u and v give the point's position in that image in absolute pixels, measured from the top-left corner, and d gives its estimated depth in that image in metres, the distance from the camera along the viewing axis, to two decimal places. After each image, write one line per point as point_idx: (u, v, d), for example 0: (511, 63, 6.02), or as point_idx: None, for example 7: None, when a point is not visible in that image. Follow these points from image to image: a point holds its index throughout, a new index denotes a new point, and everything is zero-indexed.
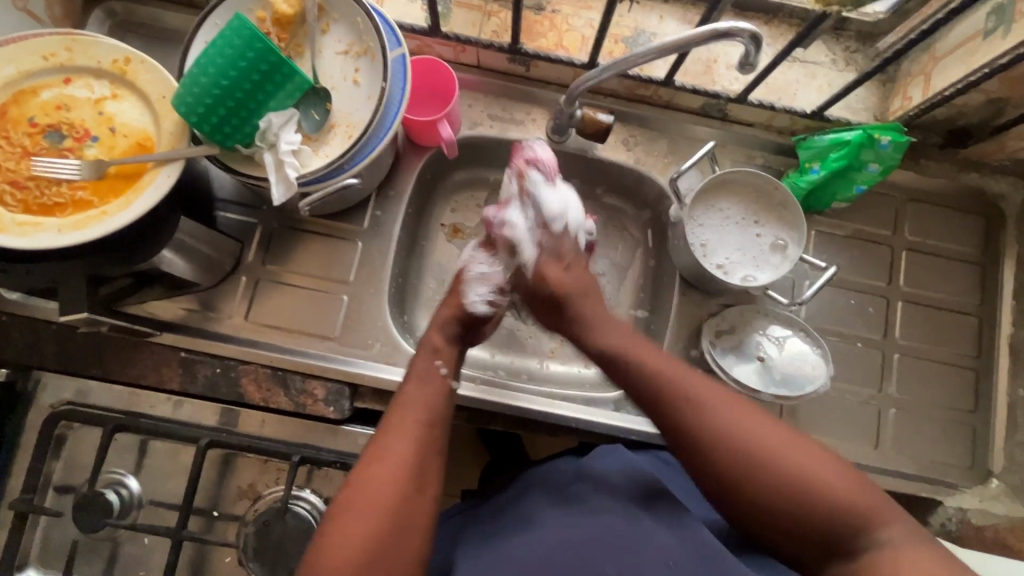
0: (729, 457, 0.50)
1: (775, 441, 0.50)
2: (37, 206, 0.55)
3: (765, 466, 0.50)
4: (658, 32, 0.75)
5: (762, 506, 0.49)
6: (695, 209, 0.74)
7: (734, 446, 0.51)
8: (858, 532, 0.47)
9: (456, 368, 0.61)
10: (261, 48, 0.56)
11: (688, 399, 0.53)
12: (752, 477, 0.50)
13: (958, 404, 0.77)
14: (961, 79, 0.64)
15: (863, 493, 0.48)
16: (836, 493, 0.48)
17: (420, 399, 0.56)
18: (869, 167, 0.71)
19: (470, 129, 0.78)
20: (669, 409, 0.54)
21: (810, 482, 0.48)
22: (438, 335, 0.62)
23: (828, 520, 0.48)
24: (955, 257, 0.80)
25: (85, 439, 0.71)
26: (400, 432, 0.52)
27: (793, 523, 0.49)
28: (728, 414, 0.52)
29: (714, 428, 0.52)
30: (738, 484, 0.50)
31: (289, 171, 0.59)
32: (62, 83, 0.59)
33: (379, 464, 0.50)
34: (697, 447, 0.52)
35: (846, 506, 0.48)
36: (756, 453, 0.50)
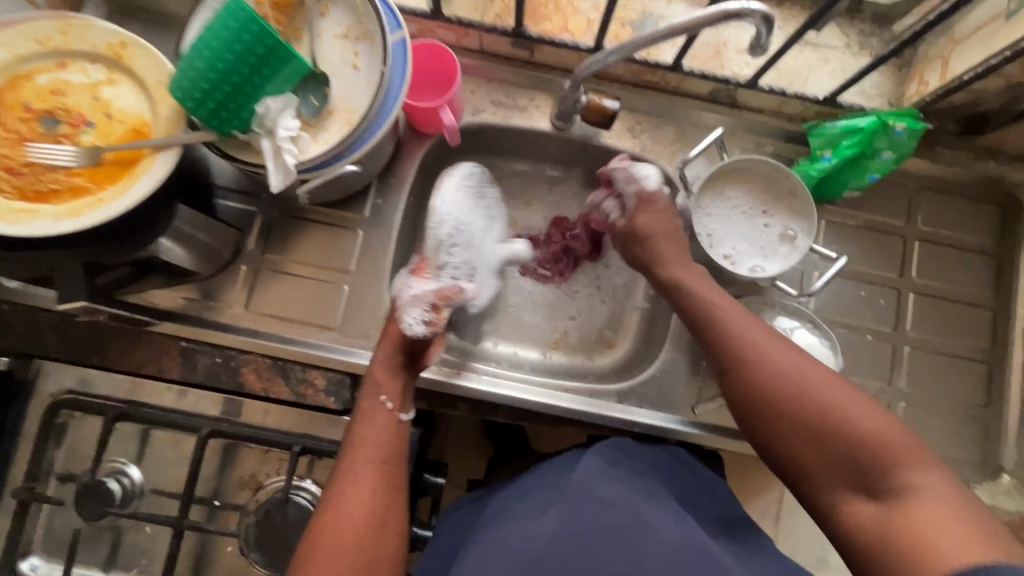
0: (759, 378, 0.57)
1: (810, 373, 0.55)
2: (32, 193, 0.55)
3: (795, 390, 0.55)
4: (665, 15, 0.73)
5: (786, 426, 0.55)
6: (702, 197, 0.72)
7: (768, 369, 0.57)
8: (879, 465, 0.50)
9: (402, 398, 0.63)
10: (257, 30, 0.54)
11: (729, 329, 0.61)
12: (778, 399, 0.56)
13: (969, 397, 0.76)
14: (978, 66, 0.61)
15: (890, 435, 0.51)
16: (860, 423, 0.52)
17: (368, 440, 0.58)
18: (882, 155, 0.69)
19: (473, 116, 0.76)
20: (713, 334, 0.62)
21: (835, 412, 0.53)
22: (381, 369, 0.62)
23: (848, 449, 0.52)
24: (969, 248, 0.78)
25: (85, 428, 0.70)
26: (354, 475, 0.56)
27: (812, 448, 0.53)
28: (765, 341, 0.59)
29: (749, 351, 0.58)
30: (765, 403, 0.56)
31: (288, 158, 0.58)
32: (57, 68, 0.58)
33: (339, 510, 0.54)
34: (733, 368, 0.59)
35: (868, 437, 0.51)
36: (786, 377, 0.56)
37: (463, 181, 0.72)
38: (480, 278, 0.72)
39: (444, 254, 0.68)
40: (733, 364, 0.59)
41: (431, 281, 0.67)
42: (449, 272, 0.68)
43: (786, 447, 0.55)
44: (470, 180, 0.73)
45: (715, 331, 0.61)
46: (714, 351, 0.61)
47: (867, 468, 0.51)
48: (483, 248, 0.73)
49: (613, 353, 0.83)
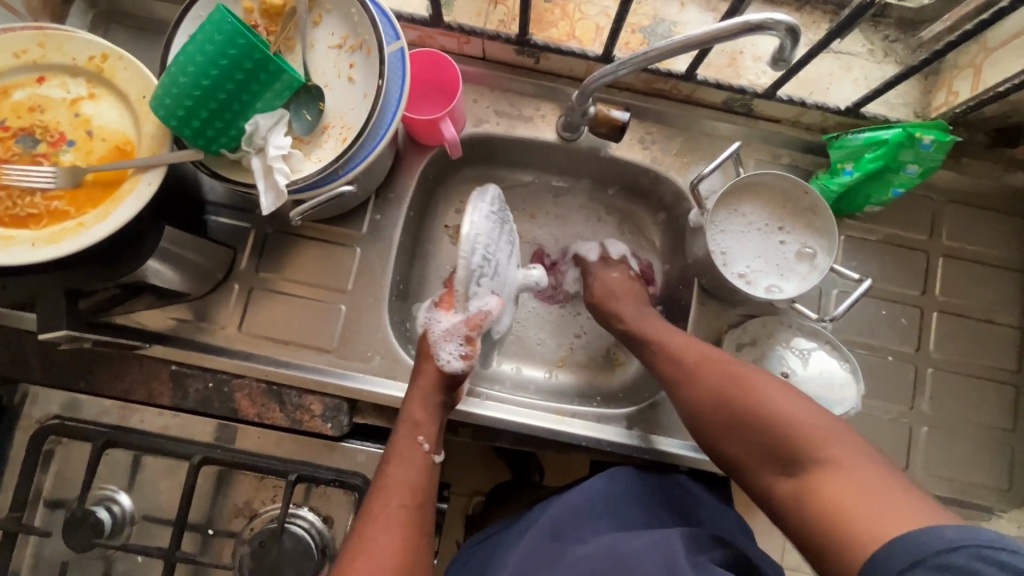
0: (686, 386, 0.61)
1: (729, 373, 0.58)
2: (9, 218, 0.52)
3: (717, 393, 0.58)
4: (678, 21, 0.69)
5: (714, 425, 0.58)
6: (716, 213, 0.68)
7: (693, 376, 0.61)
8: (795, 447, 0.51)
9: (438, 439, 0.61)
10: (244, 44, 0.51)
11: (660, 345, 0.66)
12: (704, 402, 0.59)
13: (994, 421, 0.72)
14: (1018, 74, 0.57)
15: (808, 419, 0.52)
16: (774, 411, 0.53)
17: (401, 481, 0.56)
18: (907, 168, 0.65)
19: (475, 126, 0.72)
20: (648, 352, 0.67)
21: (748, 405, 0.55)
22: (420, 409, 0.61)
23: (769, 438, 0.53)
24: (995, 265, 0.74)
25: (75, 454, 0.68)
26: (384, 516, 0.53)
27: (738, 444, 0.55)
28: (691, 350, 0.63)
29: (675, 362, 0.63)
30: (693, 408, 0.60)
31: (279, 178, 0.55)
32: (35, 82, 0.55)
33: (368, 553, 0.51)
34: (666, 379, 0.64)
35: (784, 423, 0.52)
36: (706, 378, 0.60)
37: (491, 207, 0.64)
38: (506, 302, 0.69)
39: (473, 287, 0.62)
40: (667, 374, 0.63)
41: (457, 315, 0.65)
42: (476, 301, 0.64)
43: (721, 446, 0.57)
44: (495, 205, 0.65)
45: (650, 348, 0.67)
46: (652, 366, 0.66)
47: (789, 453, 0.51)
48: (508, 277, 0.69)
49: (621, 371, 0.80)
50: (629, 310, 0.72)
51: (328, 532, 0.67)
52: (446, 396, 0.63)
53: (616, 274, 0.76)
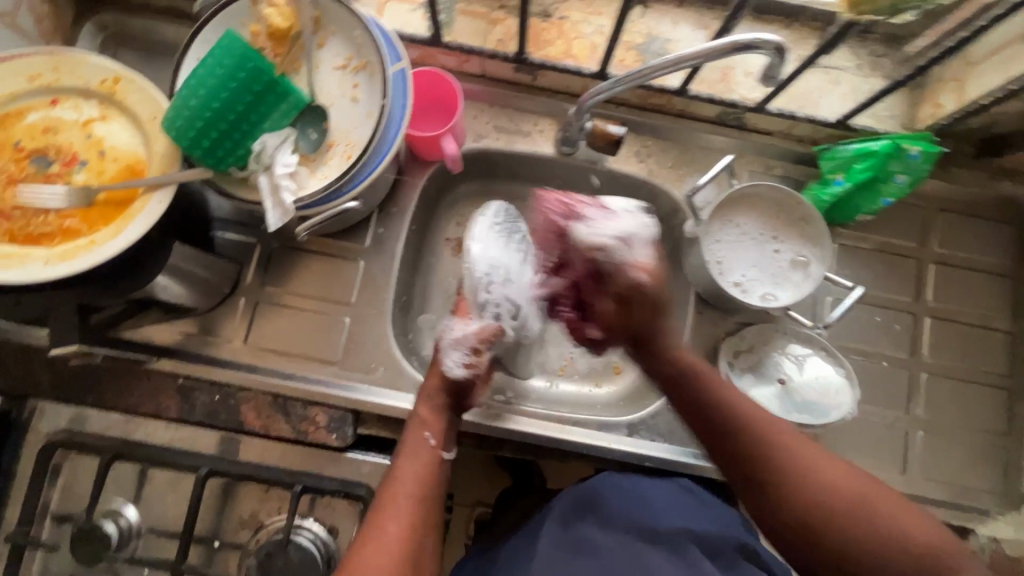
0: (813, 500, 0.51)
1: (863, 489, 0.51)
2: (23, 236, 0.53)
3: (860, 514, 0.50)
4: (671, 38, 0.71)
5: (843, 549, 0.50)
6: (711, 224, 0.70)
7: (821, 489, 0.52)
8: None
9: (446, 437, 0.61)
10: (253, 67, 0.53)
11: (776, 443, 0.54)
12: (839, 524, 0.50)
13: (987, 424, 0.73)
14: (1000, 87, 0.59)
15: (948, 547, 0.49)
16: (917, 538, 0.49)
17: (411, 474, 0.55)
18: (896, 178, 0.67)
19: (475, 142, 0.74)
20: (749, 446, 0.55)
21: (894, 532, 0.49)
22: (426, 407, 0.62)
23: (913, 571, 0.48)
24: (986, 271, 0.76)
25: (83, 468, 0.69)
26: (392, 507, 0.53)
27: (870, 573, 0.49)
28: (811, 454, 0.53)
29: (795, 469, 0.53)
30: (825, 529, 0.51)
31: (285, 196, 0.57)
32: (48, 104, 0.57)
33: (374, 545, 0.50)
34: (780, 486, 0.53)
35: (928, 553, 0.48)
36: (840, 495, 0.51)
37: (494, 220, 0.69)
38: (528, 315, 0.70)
39: (483, 295, 0.65)
40: (779, 478, 0.53)
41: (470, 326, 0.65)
42: (489, 309, 0.66)
43: (850, 573, 0.50)
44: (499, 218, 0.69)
45: (760, 446, 0.55)
46: (749, 463, 0.55)
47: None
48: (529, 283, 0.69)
49: (620, 381, 0.81)
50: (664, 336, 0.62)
51: (333, 543, 0.68)
52: (452, 406, 0.63)
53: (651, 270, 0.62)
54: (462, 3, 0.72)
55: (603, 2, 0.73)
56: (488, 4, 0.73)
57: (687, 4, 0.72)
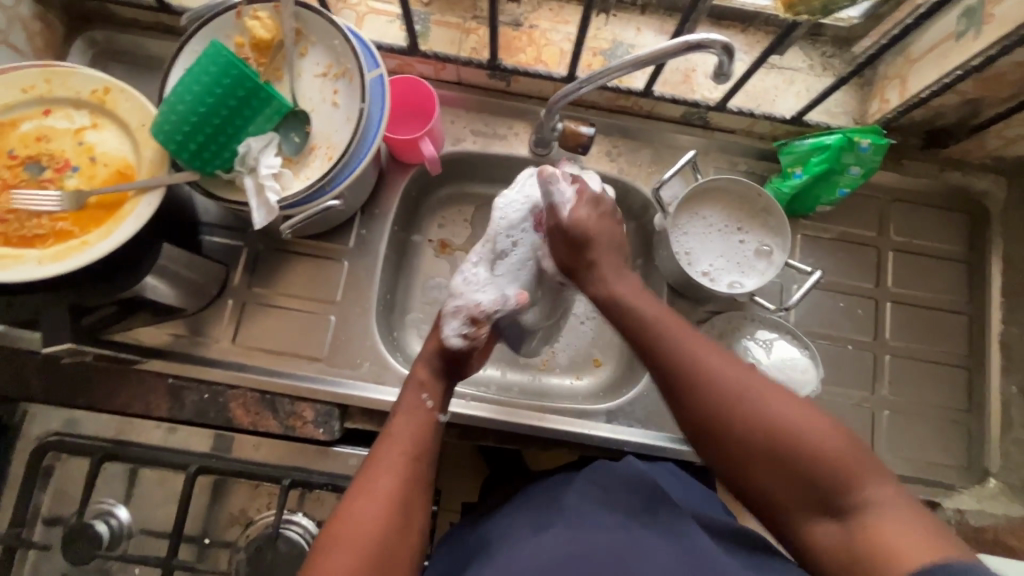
0: (719, 405, 0.51)
1: (771, 394, 0.51)
2: (17, 238, 0.55)
3: (758, 415, 0.50)
4: (635, 44, 0.76)
5: (739, 451, 0.50)
6: (678, 217, 0.74)
7: (728, 393, 0.52)
8: (838, 484, 0.47)
9: (442, 401, 0.61)
10: (238, 74, 0.56)
11: (687, 359, 0.54)
12: (737, 424, 0.51)
13: (950, 402, 0.77)
14: (937, 82, 0.64)
15: (850, 451, 0.48)
16: (815, 441, 0.48)
17: (404, 434, 0.56)
18: (850, 170, 0.71)
19: (453, 145, 0.78)
20: (662, 363, 0.55)
21: (791, 433, 0.49)
22: (424, 368, 0.62)
23: (805, 471, 0.48)
24: (942, 256, 0.80)
25: (72, 471, 0.69)
26: (385, 464, 0.53)
27: (773, 472, 0.49)
28: (727, 371, 0.53)
29: (704, 376, 0.53)
30: (721, 429, 0.51)
31: (270, 197, 0.59)
32: (41, 114, 0.60)
33: (366, 494, 0.51)
34: (688, 391, 0.53)
35: (826, 457, 0.47)
36: (743, 402, 0.51)
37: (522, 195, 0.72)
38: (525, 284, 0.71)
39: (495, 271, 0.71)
40: (685, 384, 0.53)
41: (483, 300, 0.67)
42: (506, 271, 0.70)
43: (747, 475, 0.50)
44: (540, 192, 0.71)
45: (674, 360, 0.55)
46: (660, 370, 0.55)
47: (829, 491, 0.47)
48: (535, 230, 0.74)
49: (600, 372, 0.83)
50: (613, 270, 0.64)
51: None
52: (447, 378, 0.63)
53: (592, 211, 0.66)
54: (437, 15, 0.76)
55: (571, 11, 0.78)
56: (462, 15, 0.77)
57: (650, 11, 0.76)
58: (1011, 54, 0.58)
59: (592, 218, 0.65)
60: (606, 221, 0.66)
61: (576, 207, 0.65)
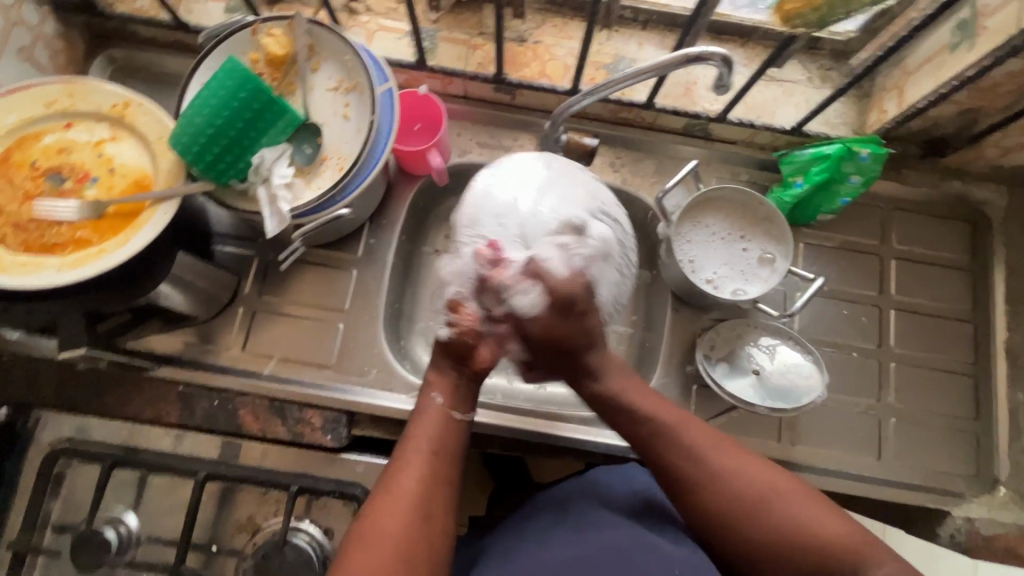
0: (724, 509, 0.53)
1: (773, 484, 0.53)
2: (38, 246, 0.57)
3: (761, 507, 0.52)
4: (637, 58, 0.78)
5: (740, 552, 0.52)
6: (682, 226, 0.75)
7: (730, 489, 0.53)
8: (847, 570, 0.49)
9: (457, 396, 0.58)
10: (253, 88, 0.59)
11: (689, 452, 0.55)
12: (740, 526, 0.52)
13: (957, 411, 0.76)
14: (932, 92, 0.66)
15: (852, 534, 0.51)
16: (818, 530, 0.50)
17: (422, 432, 0.55)
18: (851, 179, 0.72)
19: (459, 157, 0.80)
20: (666, 459, 0.56)
21: (795, 530, 0.51)
22: (434, 373, 0.60)
23: (812, 564, 0.50)
24: (944, 264, 0.80)
25: (81, 477, 0.70)
26: (407, 465, 0.52)
27: (783, 562, 0.51)
28: (731, 465, 0.54)
29: (711, 474, 0.54)
30: (725, 533, 0.53)
31: (282, 205, 0.61)
32: (63, 127, 0.62)
33: (390, 494, 0.51)
34: (693, 493, 0.54)
35: (830, 543, 0.50)
36: (748, 501, 0.52)
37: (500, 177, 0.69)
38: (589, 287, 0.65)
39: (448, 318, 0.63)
40: (686, 483, 0.54)
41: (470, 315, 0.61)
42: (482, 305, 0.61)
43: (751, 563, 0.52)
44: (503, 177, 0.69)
45: (680, 457, 0.55)
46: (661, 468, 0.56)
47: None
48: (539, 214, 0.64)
49: None
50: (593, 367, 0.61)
51: (328, 544, 0.68)
52: (458, 369, 0.60)
53: (544, 314, 0.59)
54: (445, 31, 0.79)
55: (574, 27, 0.80)
56: (468, 32, 0.79)
57: (650, 27, 0.78)
58: (1004, 65, 0.60)
59: (563, 323, 0.60)
60: (574, 322, 0.60)
61: (541, 312, 0.59)
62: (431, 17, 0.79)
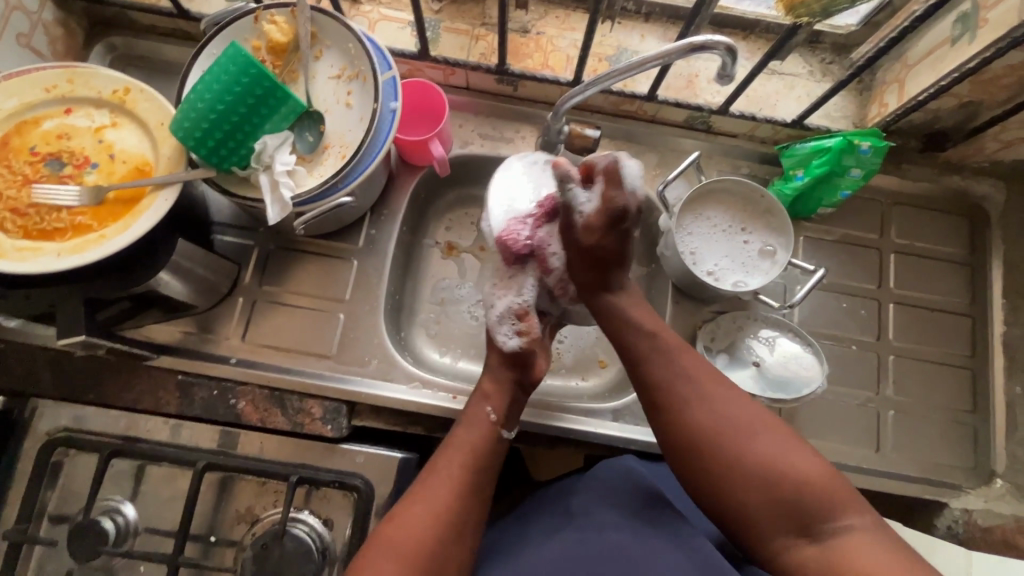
0: (709, 430, 0.58)
1: (761, 423, 0.58)
2: (37, 231, 0.57)
3: (747, 438, 0.57)
4: (639, 50, 0.78)
5: (720, 476, 0.57)
6: (683, 218, 0.75)
7: (722, 420, 0.58)
8: (820, 509, 0.53)
9: (508, 415, 0.65)
10: (256, 73, 0.58)
11: (688, 378, 0.61)
12: (727, 454, 0.57)
13: (955, 404, 0.77)
14: (933, 84, 0.66)
15: (830, 481, 0.55)
16: (800, 470, 0.55)
17: (464, 444, 0.61)
18: (851, 172, 0.72)
19: (461, 148, 0.80)
20: (664, 384, 0.61)
21: (778, 466, 0.55)
22: (490, 382, 0.66)
23: (789, 501, 0.54)
24: (943, 258, 0.81)
25: (78, 467, 0.69)
26: (445, 474, 0.58)
27: (761, 493, 0.55)
28: (725, 399, 0.59)
29: (703, 397, 0.59)
30: (711, 457, 0.57)
31: (284, 192, 0.61)
32: (63, 113, 0.61)
33: (424, 497, 0.57)
34: (688, 417, 0.59)
35: (808, 484, 0.54)
36: (736, 431, 0.57)
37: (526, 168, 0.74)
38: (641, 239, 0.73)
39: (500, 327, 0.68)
40: (681, 405, 0.60)
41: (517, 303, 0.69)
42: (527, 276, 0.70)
43: (726, 491, 0.56)
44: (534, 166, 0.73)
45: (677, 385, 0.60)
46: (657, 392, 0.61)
47: (805, 509, 0.54)
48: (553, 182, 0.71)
49: (606, 373, 0.82)
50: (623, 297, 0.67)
51: (328, 535, 0.67)
52: (515, 388, 0.66)
53: (587, 235, 0.63)
54: (447, 21, 0.78)
55: (577, 18, 0.80)
56: (471, 22, 0.79)
57: (653, 19, 0.79)
58: (1005, 57, 0.60)
59: (607, 240, 0.62)
60: (619, 234, 0.61)
61: (591, 213, 0.62)
62: (434, 8, 0.79)
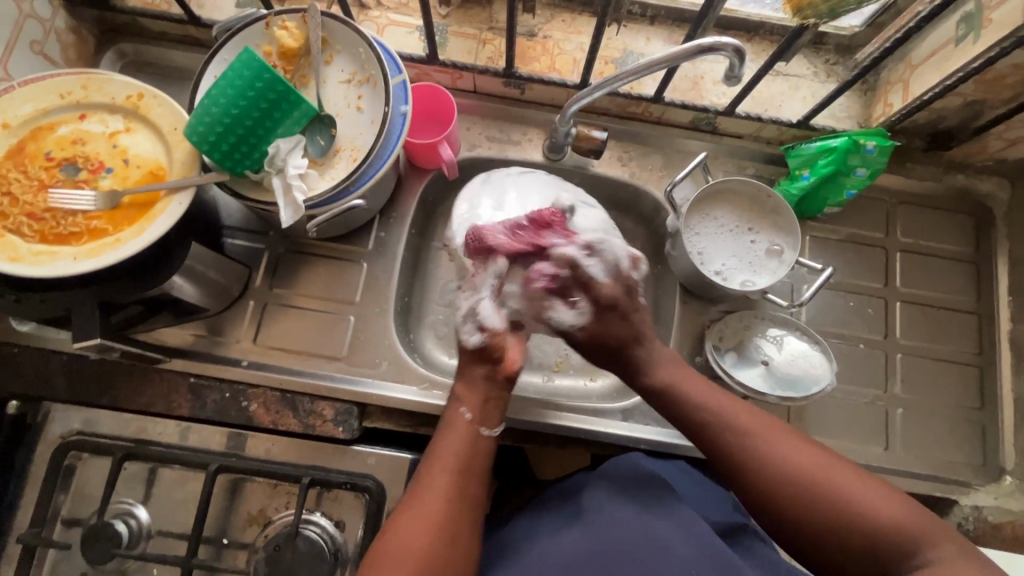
0: (776, 487, 0.53)
1: (828, 467, 0.53)
2: (53, 236, 0.57)
3: (819, 487, 0.52)
4: (645, 53, 0.78)
5: (795, 528, 0.52)
6: (690, 218, 0.75)
7: (786, 470, 0.53)
8: (906, 550, 0.49)
9: (484, 411, 0.60)
10: (269, 78, 0.59)
11: (740, 430, 0.57)
12: (798, 507, 0.52)
13: (963, 401, 0.77)
14: (938, 84, 0.67)
15: (912, 517, 0.50)
16: (879, 512, 0.50)
17: (446, 451, 0.57)
18: (857, 172, 0.73)
19: (469, 151, 0.80)
20: (719, 438, 0.57)
21: (853, 510, 0.51)
22: (461, 384, 0.61)
23: (874, 546, 0.50)
24: (949, 257, 0.81)
25: (90, 470, 0.69)
26: (429, 487, 0.54)
27: (841, 542, 0.51)
28: (785, 447, 0.55)
29: (761, 451, 0.55)
30: (781, 510, 0.53)
31: (297, 195, 0.61)
32: (77, 119, 0.62)
33: (413, 516, 0.53)
34: (748, 471, 0.55)
35: (890, 526, 0.50)
36: (803, 479, 0.53)
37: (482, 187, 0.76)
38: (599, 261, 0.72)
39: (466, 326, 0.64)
40: (740, 460, 0.55)
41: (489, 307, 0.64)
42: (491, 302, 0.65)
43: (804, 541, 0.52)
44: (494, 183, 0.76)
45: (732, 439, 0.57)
46: (712, 445, 0.58)
47: (891, 557, 0.49)
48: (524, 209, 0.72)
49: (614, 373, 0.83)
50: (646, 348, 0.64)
51: (340, 536, 0.68)
52: (486, 382, 0.61)
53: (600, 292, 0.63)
54: (455, 25, 0.79)
55: (583, 22, 0.81)
56: (478, 27, 0.80)
57: (658, 22, 0.79)
58: (1010, 56, 0.61)
59: (614, 320, 0.63)
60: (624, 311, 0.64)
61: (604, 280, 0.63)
62: (441, 12, 0.80)
